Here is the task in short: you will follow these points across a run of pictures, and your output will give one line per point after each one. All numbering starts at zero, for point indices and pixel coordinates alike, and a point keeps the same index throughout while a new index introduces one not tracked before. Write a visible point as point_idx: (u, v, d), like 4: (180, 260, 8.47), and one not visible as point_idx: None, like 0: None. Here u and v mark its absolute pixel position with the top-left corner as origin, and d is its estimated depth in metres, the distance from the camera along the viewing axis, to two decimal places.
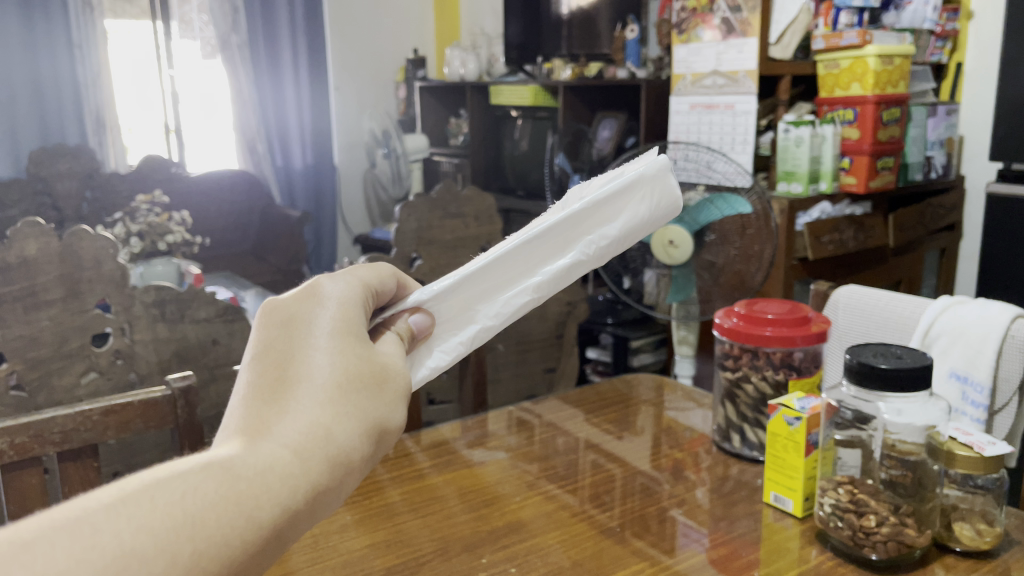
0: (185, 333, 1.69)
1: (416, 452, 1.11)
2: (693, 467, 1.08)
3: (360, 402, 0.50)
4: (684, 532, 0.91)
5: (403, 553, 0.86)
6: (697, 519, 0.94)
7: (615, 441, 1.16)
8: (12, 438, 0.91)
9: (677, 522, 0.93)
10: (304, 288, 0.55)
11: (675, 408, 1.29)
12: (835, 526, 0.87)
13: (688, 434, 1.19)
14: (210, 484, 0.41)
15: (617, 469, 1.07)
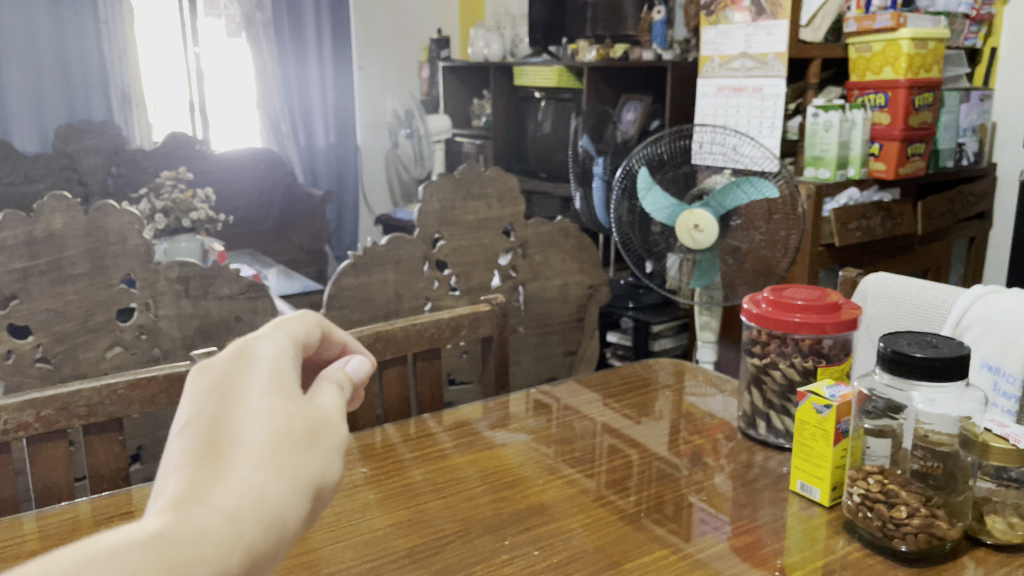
0: (209, 310, 1.61)
1: (438, 433, 1.10)
2: (713, 453, 1.07)
3: (302, 458, 0.38)
4: (702, 520, 0.90)
5: (425, 533, 0.85)
6: (715, 507, 0.93)
7: (635, 426, 1.15)
8: (38, 410, 0.90)
9: (697, 509, 0.92)
10: (231, 348, 0.43)
11: (696, 394, 1.27)
12: (863, 516, 0.85)
13: (709, 420, 1.18)
14: (133, 561, 0.29)
15: (635, 454, 1.06)
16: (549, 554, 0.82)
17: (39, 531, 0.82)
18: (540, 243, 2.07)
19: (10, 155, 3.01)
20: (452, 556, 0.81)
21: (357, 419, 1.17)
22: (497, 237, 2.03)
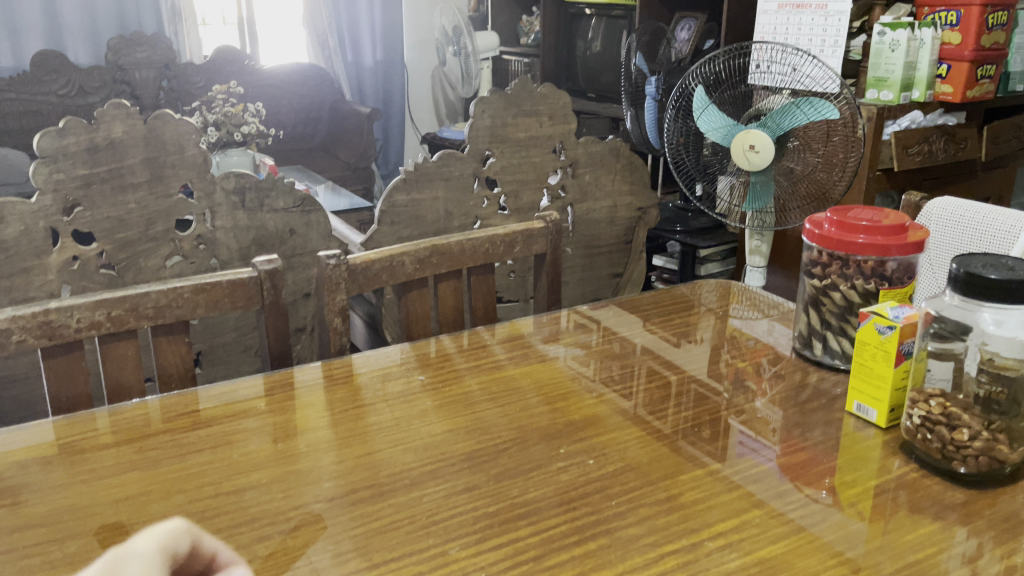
0: (264, 222, 1.64)
1: (493, 345, 1.11)
2: (756, 377, 1.06)
3: None
4: (742, 443, 0.89)
5: (482, 439, 0.87)
6: (756, 431, 0.92)
7: (675, 348, 1.14)
8: (109, 310, 0.92)
9: (734, 432, 0.92)
10: None
11: (740, 318, 1.26)
12: (922, 438, 0.85)
13: (753, 344, 1.16)
14: None
15: (673, 376, 1.05)
16: (604, 463, 0.84)
17: (114, 425, 0.86)
18: (590, 163, 2.04)
19: (65, 67, 3.04)
20: (510, 462, 0.83)
21: (413, 329, 1.19)
22: (547, 156, 1.99)
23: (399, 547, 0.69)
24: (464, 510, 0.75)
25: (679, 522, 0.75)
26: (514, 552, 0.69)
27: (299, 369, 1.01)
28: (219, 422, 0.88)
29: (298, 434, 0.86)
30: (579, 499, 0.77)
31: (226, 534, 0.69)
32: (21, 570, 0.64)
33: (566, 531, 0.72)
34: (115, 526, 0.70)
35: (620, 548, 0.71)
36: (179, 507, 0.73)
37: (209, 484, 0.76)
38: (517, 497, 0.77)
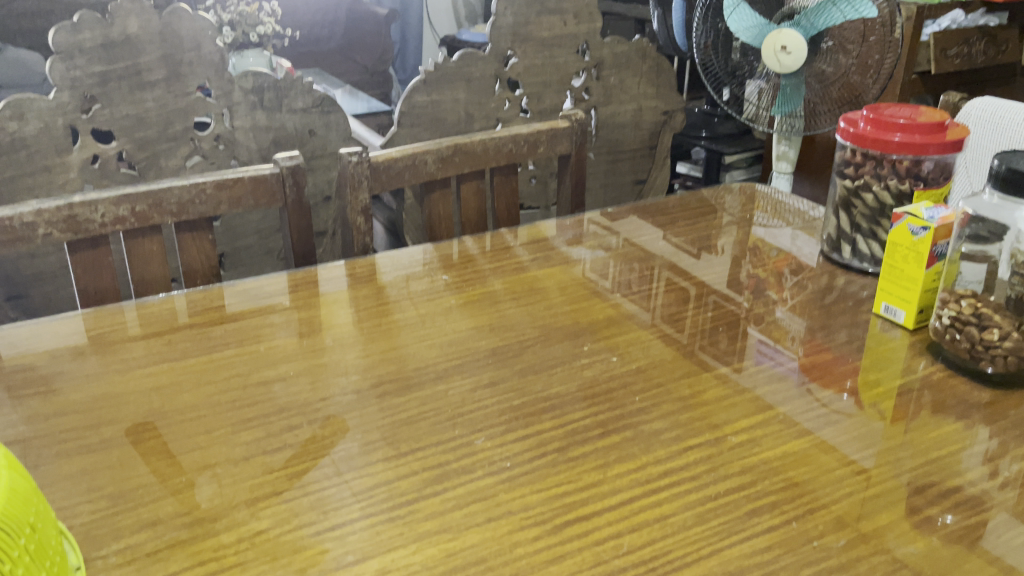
0: (284, 122, 1.61)
1: (517, 247, 1.11)
2: (777, 287, 1.02)
3: None
4: (760, 351, 0.87)
5: (506, 336, 0.88)
6: (775, 340, 0.89)
7: (693, 261, 1.08)
8: (133, 205, 0.92)
9: (751, 338, 0.90)
10: None
11: (764, 228, 1.21)
12: (951, 339, 0.84)
13: (775, 255, 1.12)
14: None
15: (690, 286, 1.01)
16: (628, 360, 0.84)
17: (142, 319, 0.87)
18: (616, 64, 1.97)
19: None
20: (534, 359, 0.83)
21: (435, 231, 1.18)
22: (572, 57, 1.92)
23: (426, 437, 0.70)
24: (489, 403, 0.75)
25: (702, 417, 0.75)
26: (539, 444, 0.70)
27: (322, 267, 1.00)
28: (245, 317, 0.88)
29: (324, 329, 0.87)
30: (603, 395, 0.78)
31: (256, 422, 0.71)
32: (59, 454, 0.66)
33: (590, 425, 0.73)
34: (148, 415, 0.71)
35: (643, 441, 0.71)
36: (210, 396, 0.74)
37: (237, 375, 0.78)
38: (541, 392, 0.78)
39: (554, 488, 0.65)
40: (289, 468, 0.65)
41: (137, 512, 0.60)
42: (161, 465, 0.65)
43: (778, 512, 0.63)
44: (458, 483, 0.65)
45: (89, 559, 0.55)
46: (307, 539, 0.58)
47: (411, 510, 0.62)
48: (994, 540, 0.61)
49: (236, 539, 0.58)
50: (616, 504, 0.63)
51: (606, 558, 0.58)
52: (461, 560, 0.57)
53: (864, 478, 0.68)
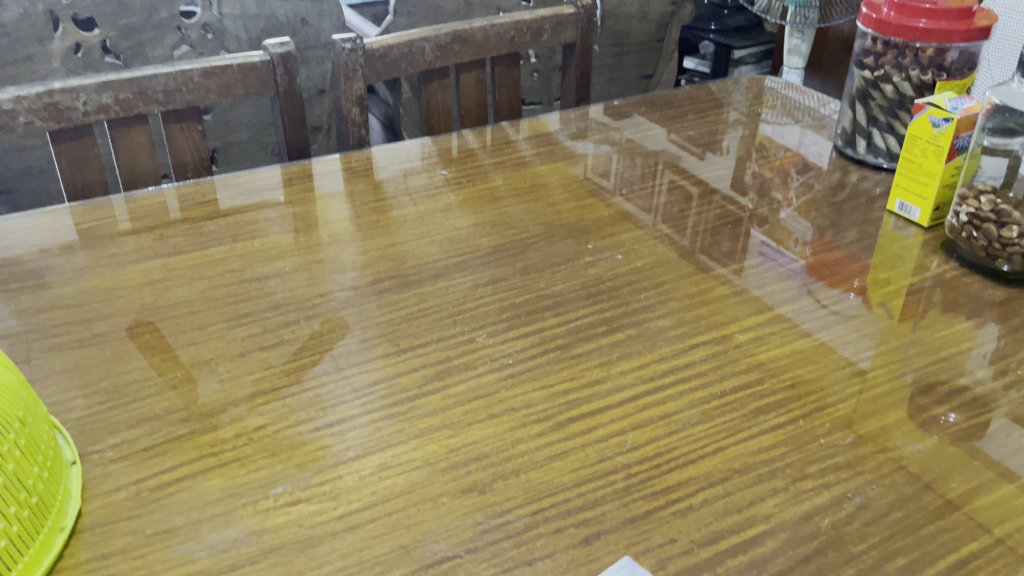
0: (273, 11, 1.55)
1: (518, 141, 1.07)
2: (781, 188, 0.98)
3: None
4: (762, 253, 0.84)
5: (508, 233, 0.85)
6: (778, 246, 0.85)
7: (696, 161, 1.03)
8: (116, 93, 0.88)
9: (753, 239, 0.86)
10: None
11: (771, 125, 1.15)
12: (967, 237, 0.81)
13: (782, 154, 1.06)
14: None
15: (692, 185, 0.97)
16: (633, 258, 0.82)
17: (132, 214, 0.84)
18: None
19: None
20: (536, 256, 0.81)
21: (433, 123, 1.14)
22: None
23: (425, 334, 0.68)
24: (491, 301, 0.73)
25: (708, 316, 0.73)
26: (541, 341, 0.69)
27: (317, 162, 0.97)
28: (238, 213, 0.85)
29: (320, 225, 0.84)
30: (607, 293, 0.76)
31: (251, 318, 0.69)
32: (51, 348, 0.64)
33: (594, 323, 0.71)
34: (141, 310, 0.69)
35: (649, 339, 0.70)
36: (204, 292, 0.72)
37: (232, 271, 0.75)
38: (545, 289, 0.76)
39: (556, 386, 0.64)
40: (286, 364, 0.64)
41: (132, 408, 0.59)
42: (156, 360, 0.63)
43: (785, 410, 0.62)
44: (460, 380, 0.64)
45: (83, 453, 0.55)
46: (305, 435, 0.57)
47: (412, 407, 0.61)
48: (1002, 438, 0.60)
49: (234, 435, 0.57)
50: (620, 402, 0.62)
51: (609, 455, 0.57)
52: (462, 456, 0.57)
53: (872, 376, 0.66)
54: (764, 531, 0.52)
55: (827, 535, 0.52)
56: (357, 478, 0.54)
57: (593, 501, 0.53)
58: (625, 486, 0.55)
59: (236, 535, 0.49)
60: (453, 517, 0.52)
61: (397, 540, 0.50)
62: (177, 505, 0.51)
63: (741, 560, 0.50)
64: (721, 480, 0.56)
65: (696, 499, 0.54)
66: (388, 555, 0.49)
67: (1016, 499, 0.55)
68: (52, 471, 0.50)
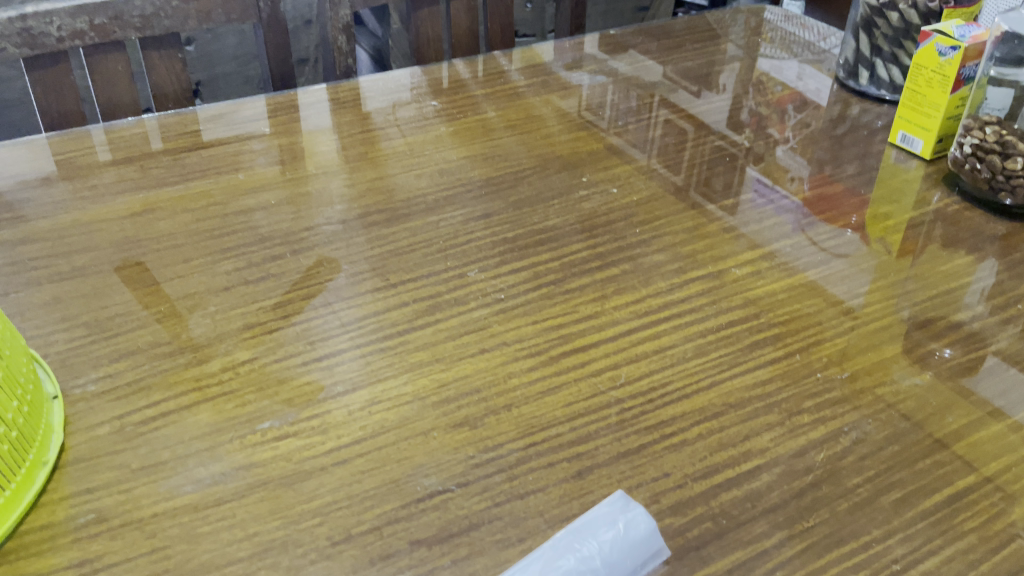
0: None
1: (511, 71, 1.03)
2: (778, 124, 0.94)
3: None
4: (758, 187, 0.81)
5: (500, 165, 0.83)
6: (773, 181, 0.83)
7: (689, 97, 0.99)
8: (91, 18, 0.84)
9: (750, 173, 0.84)
10: None
11: (769, 59, 1.11)
12: (971, 169, 0.79)
13: (779, 90, 1.02)
14: None
15: (686, 121, 0.94)
16: (628, 192, 0.80)
17: (111, 144, 0.81)
18: None
19: None
20: (529, 190, 0.79)
21: (423, 53, 1.10)
22: None
23: (415, 269, 0.67)
24: (482, 235, 0.72)
25: (705, 250, 0.72)
26: (534, 276, 0.67)
27: (302, 92, 0.94)
28: (222, 145, 0.83)
29: (306, 157, 0.81)
30: (602, 227, 0.74)
31: (236, 252, 0.67)
32: (30, 282, 0.62)
33: (588, 257, 0.70)
34: (122, 244, 0.67)
35: (644, 273, 0.68)
36: (187, 225, 0.70)
37: (216, 203, 0.73)
38: (537, 224, 0.74)
39: (549, 321, 0.62)
40: (273, 299, 0.62)
41: (114, 342, 0.57)
42: (139, 294, 0.62)
43: (782, 345, 0.61)
44: (451, 315, 0.62)
45: (65, 388, 0.53)
46: (293, 370, 0.56)
47: (402, 342, 0.59)
48: (1001, 373, 0.60)
49: (220, 369, 0.56)
50: (614, 337, 0.61)
51: (602, 389, 0.56)
52: (453, 390, 0.56)
53: (870, 311, 0.65)
54: (759, 466, 0.51)
55: (822, 469, 0.51)
56: (346, 413, 0.53)
57: (586, 435, 0.53)
58: (618, 420, 0.54)
59: (223, 469, 0.49)
60: (444, 452, 0.51)
61: (387, 474, 0.49)
62: (162, 440, 0.50)
63: (735, 493, 0.49)
64: (716, 414, 0.55)
65: (690, 434, 0.53)
66: (378, 490, 0.48)
67: (1015, 433, 0.54)
68: (33, 405, 0.48)
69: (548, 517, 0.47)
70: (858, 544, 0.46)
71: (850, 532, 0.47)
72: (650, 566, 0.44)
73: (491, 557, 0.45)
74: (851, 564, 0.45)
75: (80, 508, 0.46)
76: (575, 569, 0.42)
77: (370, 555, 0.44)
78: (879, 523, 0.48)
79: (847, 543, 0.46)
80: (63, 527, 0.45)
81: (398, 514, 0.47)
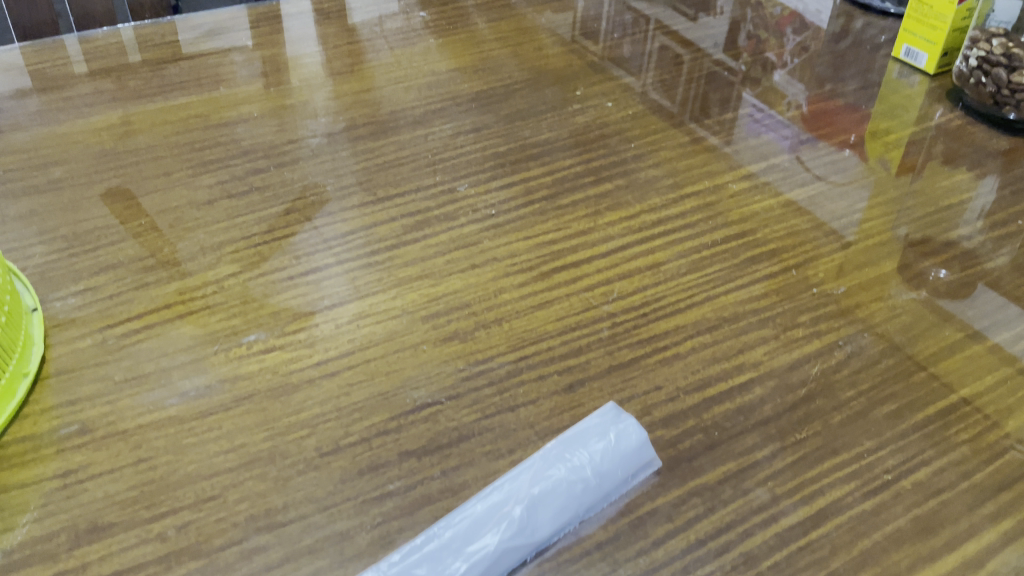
0: None
1: None
2: (777, 50, 0.89)
3: None
4: (756, 102, 0.79)
5: (491, 79, 0.80)
6: (772, 96, 0.80)
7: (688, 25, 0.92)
8: None
9: (749, 87, 0.82)
10: None
11: None
12: (975, 83, 0.77)
13: (778, 12, 0.96)
14: None
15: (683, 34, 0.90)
16: (623, 106, 0.77)
17: (86, 55, 0.78)
18: None
19: None
20: (521, 104, 0.76)
21: None
22: None
23: (403, 183, 0.65)
24: (472, 150, 0.70)
25: (701, 165, 0.70)
26: (526, 191, 0.65)
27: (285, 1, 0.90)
28: (202, 56, 0.79)
29: (290, 69, 0.78)
30: (595, 142, 0.72)
31: (218, 165, 0.65)
32: (5, 196, 0.60)
33: (582, 173, 0.68)
34: (100, 157, 0.65)
35: (639, 189, 0.67)
36: (167, 138, 0.68)
37: (196, 117, 0.71)
38: (529, 138, 0.72)
39: (541, 237, 0.61)
40: (258, 213, 0.61)
41: (94, 256, 0.56)
42: (118, 208, 0.60)
43: (778, 261, 0.60)
44: (440, 230, 0.61)
45: (45, 301, 0.52)
46: (279, 285, 0.55)
47: (391, 257, 0.58)
48: (998, 289, 0.59)
49: (205, 284, 0.54)
50: (608, 252, 0.60)
51: (595, 304, 0.55)
52: (443, 305, 0.54)
53: (869, 226, 0.64)
54: (752, 379, 0.50)
55: (816, 382, 0.50)
56: (334, 327, 0.52)
57: (578, 349, 0.52)
58: (610, 335, 0.53)
59: (208, 382, 0.48)
60: (434, 365, 0.50)
61: (376, 387, 0.48)
62: (145, 353, 0.49)
63: (728, 406, 0.49)
64: (709, 329, 0.54)
65: (683, 348, 0.52)
66: (367, 402, 0.47)
67: (1012, 347, 0.54)
68: (12, 316, 0.47)
69: (538, 429, 0.47)
70: (850, 455, 0.46)
71: (842, 444, 0.47)
72: (640, 477, 0.44)
73: (481, 468, 0.44)
74: (843, 474, 0.45)
75: (64, 419, 0.45)
76: (565, 479, 0.42)
77: (359, 467, 0.44)
78: (871, 435, 0.47)
79: (839, 454, 0.46)
80: (46, 439, 0.44)
81: (388, 426, 0.46)
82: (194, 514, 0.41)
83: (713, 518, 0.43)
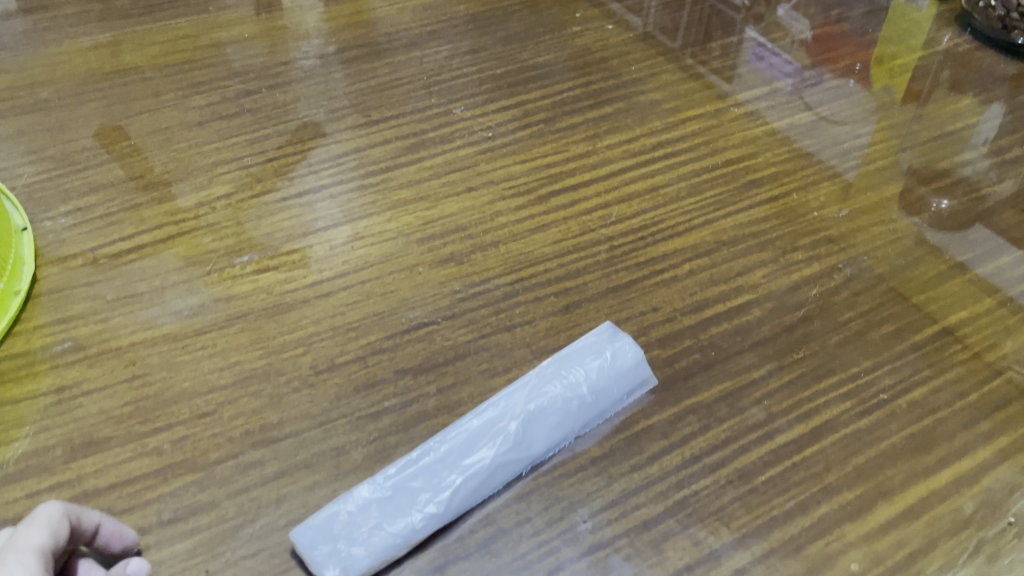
0: None
1: None
2: None
3: None
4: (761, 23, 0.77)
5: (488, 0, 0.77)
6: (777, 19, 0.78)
7: None
8: None
9: (754, 7, 0.79)
10: None
11: None
12: (983, 9, 0.75)
13: None
14: None
15: None
16: (624, 29, 0.75)
17: None
18: None
19: None
20: (519, 26, 0.74)
21: None
22: None
23: (397, 106, 0.63)
24: (469, 72, 0.68)
25: (703, 89, 0.68)
26: (524, 114, 0.64)
27: None
28: None
29: None
30: (595, 65, 0.70)
31: (208, 87, 0.63)
32: None
33: (581, 96, 0.67)
34: (87, 77, 0.63)
35: (639, 112, 0.65)
36: (156, 58, 0.66)
37: (185, 37, 0.69)
38: (527, 61, 0.70)
39: (538, 160, 0.60)
40: (250, 135, 0.59)
41: (84, 176, 0.55)
42: (105, 129, 0.59)
43: (779, 184, 0.59)
44: (435, 153, 0.60)
45: (35, 220, 0.51)
46: (272, 206, 0.54)
47: (386, 179, 0.57)
48: (1001, 214, 0.58)
49: (196, 205, 0.54)
50: (607, 175, 0.59)
51: (592, 227, 0.55)
52: (438, 228, 0.54)
53: (873, 151, 0.63)
54: (750, 301, 0.50)
55: (814, 304, 0.50)
56: (328, 248, 0.51)
57: (575, 272, 0.51)
58: (608, 258, 0.53)
59: (202, 301, 0.47)
60: (430, 287, 0.50)
61: (372, 306, 0.48)
62: (138, 272, 0.49)
63: (725, 327, 0.48)
64: (708, 252, 0.53)
65: (681, 270, 0.52)
66: (362, 321, 0.47)
67: (1012, 270, 0.54)
68: (1, 234, 0.47)
69: (535, 348, 0.46)
70: (847, 375, 0.46)
71: (840, 364, 0.47)
72: (636, 395, 0.44)
73: (478, 385, 0.44)
74: (839, 393, 0.45)
75: (58, 337, 0.45)
76: (562, 396, 0.42)
77: (356, 383, 0.44)
78: (868, 355, 0.47)
79: (836, 374, 0.46)
80: (40, 355, 0.44)
81: (384, 345, 0.46)
82: (190, 429, 0.41)
83: (709, 435, 0.43)
